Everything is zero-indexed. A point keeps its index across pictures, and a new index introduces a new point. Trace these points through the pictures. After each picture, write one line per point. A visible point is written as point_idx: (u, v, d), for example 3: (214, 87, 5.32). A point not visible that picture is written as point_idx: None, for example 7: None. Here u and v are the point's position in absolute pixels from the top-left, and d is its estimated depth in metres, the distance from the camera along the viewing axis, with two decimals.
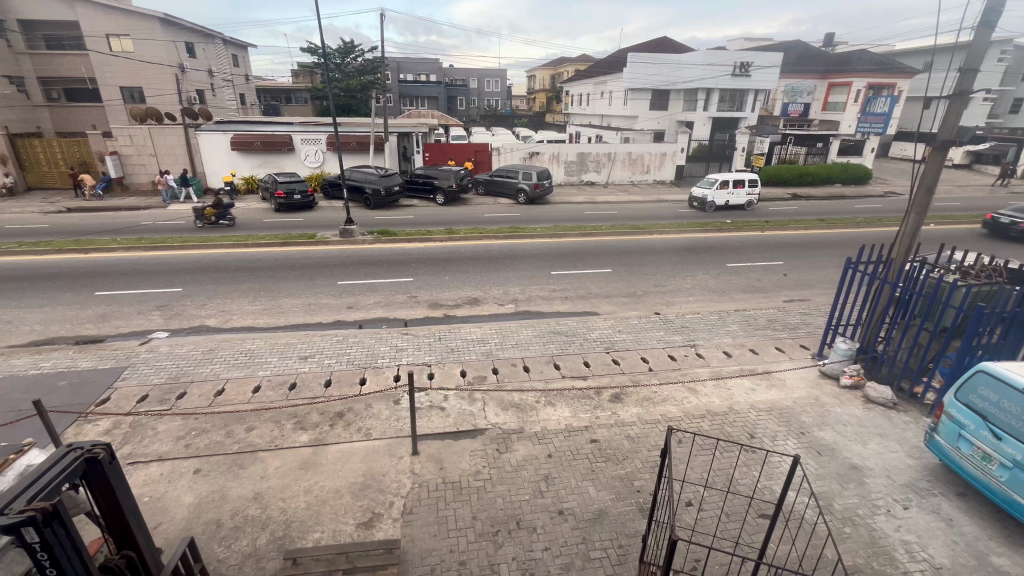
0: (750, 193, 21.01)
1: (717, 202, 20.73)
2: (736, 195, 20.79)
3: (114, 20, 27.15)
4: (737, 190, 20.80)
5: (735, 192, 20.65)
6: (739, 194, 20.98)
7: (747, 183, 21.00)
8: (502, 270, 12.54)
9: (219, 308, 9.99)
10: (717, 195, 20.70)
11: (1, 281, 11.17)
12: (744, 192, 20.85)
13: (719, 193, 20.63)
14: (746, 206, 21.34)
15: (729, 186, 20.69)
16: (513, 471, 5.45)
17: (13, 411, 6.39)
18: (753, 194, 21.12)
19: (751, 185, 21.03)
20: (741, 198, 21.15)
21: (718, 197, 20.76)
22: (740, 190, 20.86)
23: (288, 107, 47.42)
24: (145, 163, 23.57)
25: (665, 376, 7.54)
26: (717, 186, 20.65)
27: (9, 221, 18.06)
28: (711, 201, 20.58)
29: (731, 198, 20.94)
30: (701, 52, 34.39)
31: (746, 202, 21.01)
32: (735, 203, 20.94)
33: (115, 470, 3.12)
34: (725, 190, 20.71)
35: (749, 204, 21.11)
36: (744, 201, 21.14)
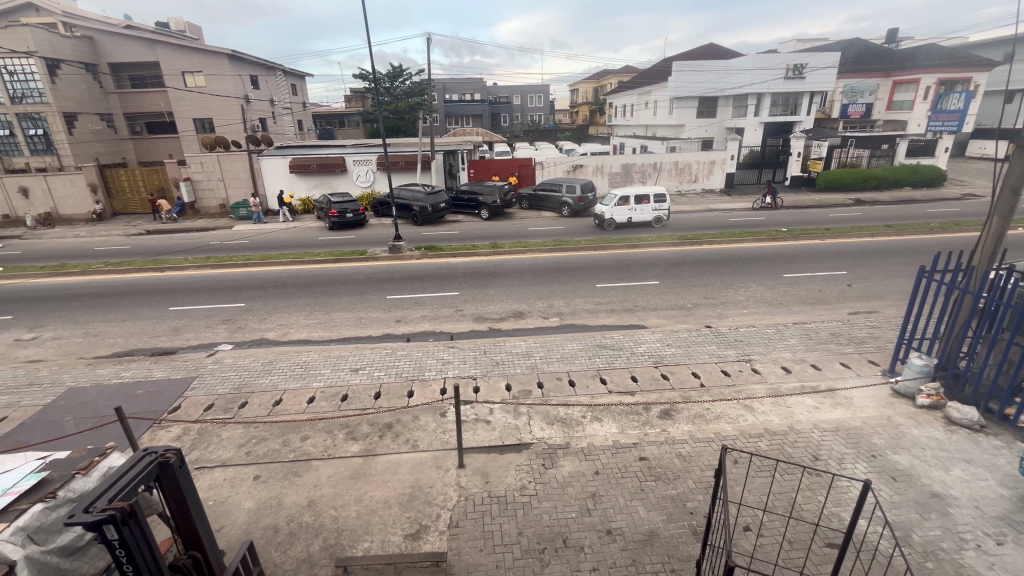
0: (655, 209, 19.11)
1: (618, 220, 19.00)
2: (638, 211, 18.93)
3: (189, 59, 29.88)
4: (639, 206, 18.94)
5: (638, 208, 18.79)
6: (644, 210, 19.13)
7: (653, 198, 19.15)
8: (547, 284, 12.52)
9: (277, 322, 10.55)
10: (616, 212, 18.89)
11: (90, 298, 12.35)
12: (649, 208, 18.99)
13: (620, 210, 18.89)
14: (654, 222, 19.38)
15: (630, 202, 18.87)
16: (559, 488, 5.36)
17: (97, 416, 6.99)
18: (660, 210, 19.23)
19: (658, 201, 19.19)
20: (647, 215, 19.29)
21: (618, 213, 19.00)
22: (644, 206, 19.00)
23: (341, 131, 50.00)
24: (214, 188, 25.45)
25: (718, 392, 7.22)
26: (616, 202, 18.88)
27: (97, 243, 19.99)
28: (609, 218, 18.80)
29: (634, 214, 19.10)
30: (750, 56, 33.42)
31: (653, 219, 19.13)
32: (639, 219, 19.11)
33: (184, 474, 3.32)
34: (625, 206, 18.89)
35: (657, 221, 19.28)
36: (651, 218, 19.29)
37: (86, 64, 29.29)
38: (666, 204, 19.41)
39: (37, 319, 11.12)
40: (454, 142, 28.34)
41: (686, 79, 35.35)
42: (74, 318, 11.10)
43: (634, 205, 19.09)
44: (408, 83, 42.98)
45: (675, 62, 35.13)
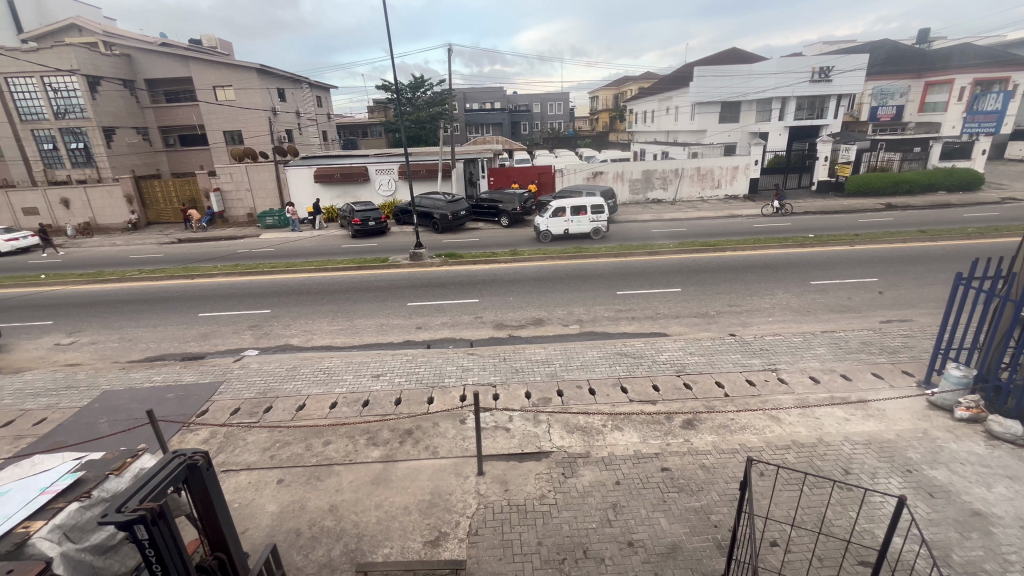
0: (593, 221, 18.35)
1: (553, 232, 18.42)
2: (575, 222, 18.27)
3: (220, 73, 30.98)
4: (576, 217, 18.26)
5: (573, 220, 18.10)
6: (581, 222, 18.41)
7: (590, 210, 18.33)
8: (568, 290, 12.48)
9: (302, 328, 10.76)
10: (553, 224, 18.36)
11: (124, 304, 12.84)
12: (585, 220, 18.23)
13: (554, 222, 18.28)
14: (594, 234, 18.64)
15: (567, 213, 18.19)
16: (580, 498, 5.29)
17: (130, 418, 7.24)
18: (599, 221, 18.43)
19: (596, 212, 18.37)
20: (585, 226, 18.55)
21: (555, 225, 18.42)
22: (581, 218, 18.30)
23: (364, 141, 51.05)
24: (242, 198, 26.24)
25: (743, 403, 7.04)
26: (551, 213, 18.27)
27: (133, 252, 20.79)
28: (544, 230, 18.34)
29: (570, 226, 18.42)
30: (774, 60, 32.90)
31: (589, 230, 18.35)
32: (575, 231, 18.41)
33: (211, 477, 3.40)
34: (561, 218, 18.28)
35: (595, 233, 18.50)
36: (589, 230, 18.54)
37: (124, 81, 30.64)
38: (604, 215, 18.53)
39: (76, 324, 11.60)
40: (475, 150, 28.61)
41: (708, 84, 35.02)
42: (109, 323, 11.54)
43: (570, 216, 18.38)
44: (429, 93, 43.65)
45: (696, 67, 34.86)
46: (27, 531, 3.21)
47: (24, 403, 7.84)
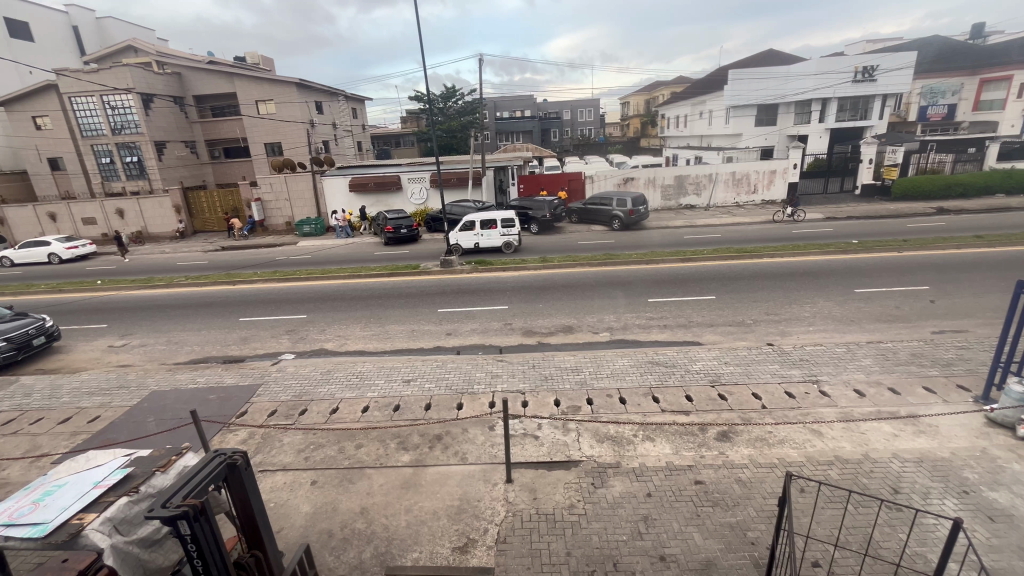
0: (503, 235, 18.15)
1: (463, 246, 18.28)
2: (484, 236, 18.12)
3: (262, 88, 32.40)
4: (486, 231, 18.09)
5: (481, 234, 17.90)
6: (491, 235, 18.22)
7: (500, 224, 18.11)
8: (598, 298, 12.36)
9: (336, 333, 11.04)
10: (463, 238, 18.23)
11: (172, 308, 13.51)
12: (493, 234, 18.02)
13: (464, 236, 18.11)
14: (506, 248, 18.44)
15: (476, 227, 18.03)
16: (610, 508, 5.19)
17: (175, 418, 7.58)
18: (510, 235, 18.23)
19: (505, 226, 18.15)
20: (496, 240, 18.34)
21: (466, 239, 18.28)
22: (491, 232, 18.12)
23: (397, 150, 52.26)
24: (281, 207, 27.27)
25: (782, 415, 6.77)
26: (462, 227, 18.06)
27: (180, 259, 21.87)
28: (454, 244, 18.20)
29: (481, 240, 18.29)
30: (813, 61, 31.87)
31: (499, 245, 18.10)
32: (485, 245, 18.25)
33: (249, 476, 3.51)
34: (471, 232, 18.12)
35: (506, 247, 18.30)
36: (500, 244, 18.35)
37: (175, 98, 32.44)
38: (517, 229, 18.34)
39: (128, 328, 12.27)
40: (505, 158, 28.81)
41: (743, 87, 34.23)
42: (157, 327, 12.16)
43: (480, 230, 18.18)
44: (460, 102, 44.31)
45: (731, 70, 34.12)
46: (81, 522, 3.37)
47: (80, 402, 8.32)
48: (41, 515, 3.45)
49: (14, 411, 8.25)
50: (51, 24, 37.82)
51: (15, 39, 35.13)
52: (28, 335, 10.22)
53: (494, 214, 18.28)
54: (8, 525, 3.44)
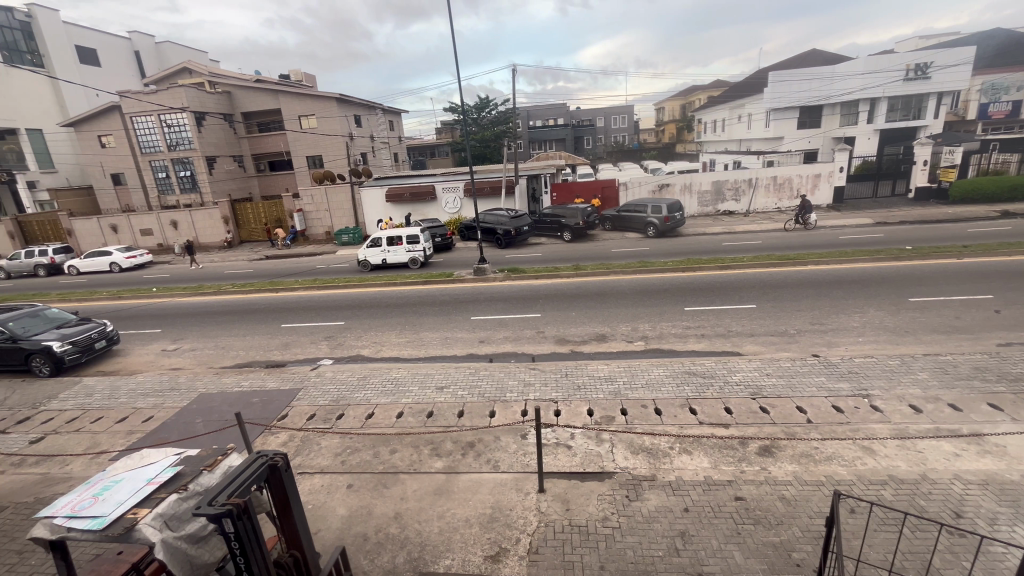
0: (408, 251, 18.69)
1: (372, 262, 19.03)
2: (391, 253, 18.77)
3: (305, 104, 33.82)
4: (392, 247, 18.72)
5: (387, 250, 18.59)
6: (398, 251, 18.83)
7: (406, 240, 18.66)
8: (633, 306, 12.15)
9: (373, 340, 11.28)
10: (372, 253, 18.98)
11: (220, 314, 14.20)
12: (399, 250, 18.61)
13: (371, 252, 18.88)
14: (413, 264, 18.92)
15: (383, 244, 18.71)
16: (645, 523, 5.05)
17: (221, 419, 7.94)
18: (415, 251, 18.70)
19: (411, 242, 18.65)
20: (403, 256, 18.93)
21: (374, 255, 19.03)
22: (397, 248, 18.70)
23: (432, 161, 53.33)
24: (322, 217, 28.29)
25: (828, 430, 6.43)
26: (369, 244, 18.88)
27: (227, 268, 22.98)
28: (362, 259, 19.01)
29: (388, 256, 18.93)
30: (860, 60, 30.60)
31: (405, 261, 18.59)
32: (393, 261, 18.86)
33: (290, 478, 3.62)
34: (378, 248, 18.84)
35: (411, 262, 18.76)
36: (406, 260, 18.84)
37: (225, 115, 34.26)
38: (422, 245, 18.74)
39: (180, 332, 12.97)
40: (538, 166, 28.89)
41: (784, 89, 33.19)
42: (206, 332, 12.78)
43: (388, 247, 18.88)
44: (494, 112, 44.88)
45: (771, 73, 33.17)
46: (134, 517, 3.56)
47: (136, 402, 8.84)
48: (99, 508, 3.66)
49: (77, 409, 8.84)
50: (116, 50, 40.82)
51: (84, 65, 38.18)
52: (91, 339, 10.94)
53: (404, 231, 18.90)
54: (71, 517, 3.66)
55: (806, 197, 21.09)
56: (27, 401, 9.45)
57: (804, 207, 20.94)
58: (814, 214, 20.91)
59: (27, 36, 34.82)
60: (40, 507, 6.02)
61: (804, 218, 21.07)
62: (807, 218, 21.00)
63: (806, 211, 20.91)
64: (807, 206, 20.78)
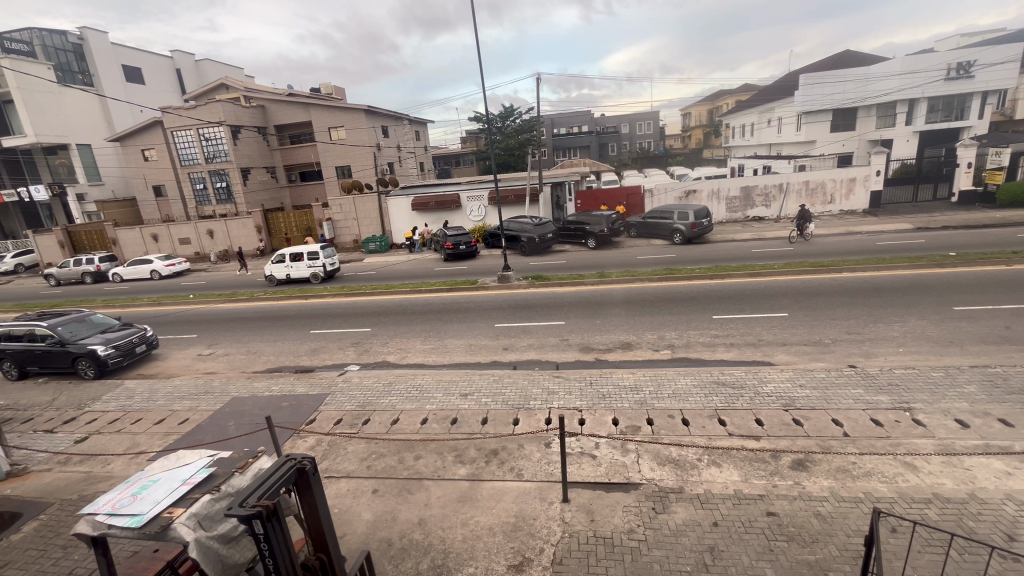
0: (308, 266, 19.56)
1: (277, 276, 20.00)
2: (293, 268, 19.70)
3: (334, 115, 34.80)
4: (294, 263, 19.66)
5: (290, 265, 19.55)
6: (300, 267, 19.77)
7: (306, 256, 19.61)
8: (659, 314, 11.95)
9: (398, 347, 11.42)
10: (276, 268, 19.94)
11: (251, 321, 14.66)
12: (300, 265, 19.56)
13: (275, 267, 19.87)
14: (313, 279, 19.75)
15: (286, 259, 19.66)
16: (672, 536, 4.93)
17: (252, 422, 8.16)
18: (315, 267, 19.57)
19: (311, 258, 19.55)
20: (305, 271, 19.79)
21: (279, 270, 19.98)
22: (298, 263, 19.64)
23: (457, 169, 53.99)
24: (350, 226, 28.95)
25: (867, 445, 6.16)
26: (276, 259, 19.90)
27: (259, 275, 23.72)
28: (267, 274, 19.99)
29: (291, 270, 19.83)
30: (896, 60, 29.66)
31: (305, 275, 19.49)
32: (295, 275, 19.79)
33: (317, 481, 3.67)
34: (282, 263, 19.81)
35: (312, 276, 19.64)
36: (307, 274, 19.72)
37: (259, 128, 35.53)
38: (323, 260, 19.66)
39: (214, 338, 13.43)
40: (562, 173, 28.88)
41: (816, 91, 32.34)
42: (239, 337, 13.20)
43: (291, 262, 19.82)
44: (518, 120, 45.20)
45: (802, 75, 32.59)
46: (170, 516, 3.68)
47: (173, 404, 9.19)
48: (138, 507, 3.79)
49: (119, 410, 9.24)
50: (160, 69, 42.94)
51: (130, 83, 40.33)
52: (132, 343, 11.44)
53: (307, 248, 19.91)
54: (111, 514, 3.80)
55: (802, 206, 19.88)
56: (74, 402, 9.93)
57: (802, 216, 19.64)
58: (813, 223, 19.64)
59: (79, 57, 37.12)
60: (84, 504, 6.29)
61: (803, 227, 19.68)
62: (805, 227, 19.68)
63: (806, 220, 19.54)
64: (805, 215, 19.41)
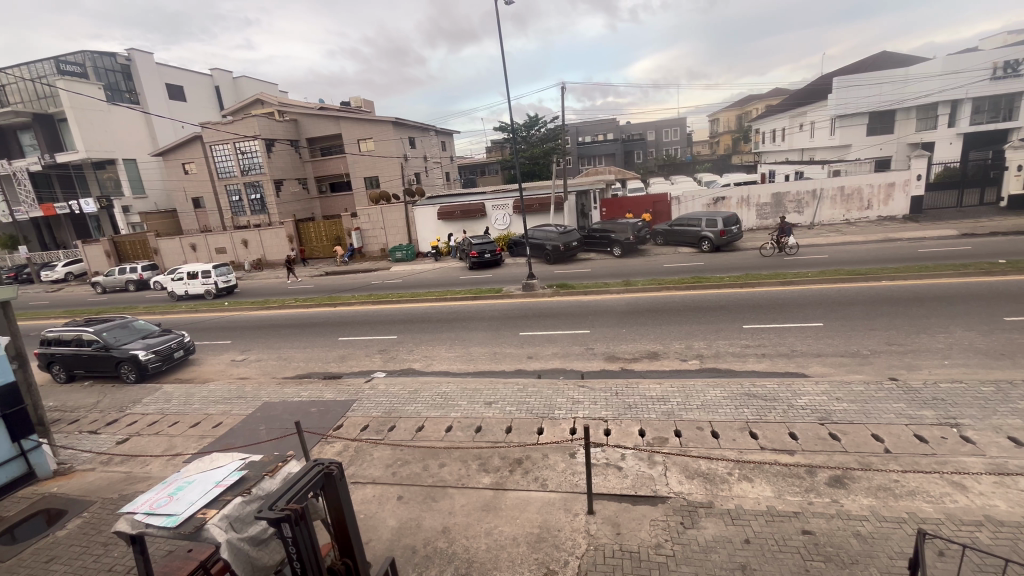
0: (202, 284, 21.92)
1: (177, 292, 22.53)
2: (189, 284, 22.17)
3: (363, 128, 35.76)
4: (190, 280, 22.15)
5: (186, 282, 22.03)
6: (195, 284, 22.21)
7: (200, 274, 22.07)
8: (687, 323, 11.72)
9: (424, 354, 11.53)
10: (177, 285, 22.46)
11: (282, 327, 15.08)
12: (195, 282, 22.04)
13: (176, 284, 22.40)
14: (207, 295, 22.00)
15: (183, 277, 22.14)
16: (701, 552, 4.77)
17: (282, 427, 8.36)
18: (207, 284, 21.89)
19: (204, 276, 21.91)
20: (199, 288, 22.16)
21: (179, 286, 22.47)
22: (193, 281, 22.09)
23: (483, 178, 54.60)
24: (378, 235, 29.53)
25: (910, 462, 5.85)
26: (175, 277, 22.44)
27: (289, 283, 24.43)
28: (169, 290, 22.52)
29: (189, 287, 22.33)
30: (938, 60, 28.80)
31: (198, 290, 21.87)
32: (190, 291, 22.22)
33: (343, 486, 3.70)
34: (181, 280, 22.31)
35: (205, 292, 21.89)
36: (201, 290, 22.10)
37: (292, 142, 36.74)
38: (214, 278, 21.89)
39: (247, 344, 13.86)
40: (587, 182, 28.78)
41: (851, 94, 31.74)
42: (271, 344, 13.57)
43: (189, 279, 22.37)
44: (543, 129, 45.40)
45: (835, 78, 31.85)
46: (204, 517, 3.78)
47: (207, 408, 9.51)
48: (173, 507, 3.91)
49: (157, 413, 9.60)
50: (200, 87, 44.97)
51: (173, 100, 42.40)
52: (171, 348, 11.91)
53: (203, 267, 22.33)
54: (149, 513, 3.94)
55: (783, 218, 19.11)
56: (116, 404, 10.39)
57: (781, 228, 18.88)
58: (791, 237, 18.90)
59: (126, 77, 39.31)
60: (123, 502, 6.54)
61: (782, 240, 18.91)
62: (784, 240, 18.92)
63: (784, 233, 18.77)
64: (785, 227, 18.67)
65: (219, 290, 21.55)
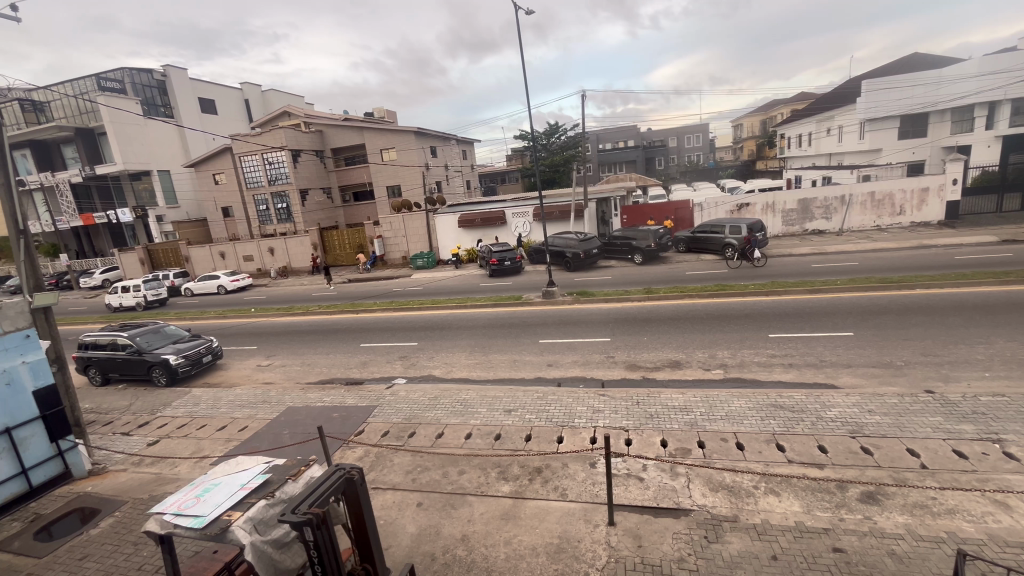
0: (134, 296, 23.99)
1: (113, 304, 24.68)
2: (123, 297, 24.31)
3: (386, 138, 36.48)
4: (123, 293, 24.30)
5: (119, 295, 24.20)
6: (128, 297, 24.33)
7: (132, 288, 24.22)
8: (711, 331, 11.49)
9: (444, 361, 11.58)
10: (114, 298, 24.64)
11: (306, 334, 15.38)
12: (127, 295, 24.23)
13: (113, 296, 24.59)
14: (138, 306, 24.04)
15: (119, 291, 24.29)
16: (726, 568, 4.63)
17: (304, 432, 8.49)
18: (139, 297, 23.95)
19: (135, 289, 24.00)
20: (131, 300, 24.28)
21: (117, 299, 24.64)
22: (126, 294, 24.25)
23: (503, 186, 54.96)
24: (400, 243, 29.94)
25: (948, 479, 5.59)
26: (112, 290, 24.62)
27: (313, 290, 24.94)
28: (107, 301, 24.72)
29: (123, 300, 24.49)
30: (972, 61, 27.95)
31: (129, 302, 24.01)
32: (124, 303, 24.39)
33: (364, 492, 3.72)
34: (116, 294, 24.50)
35: (135, 304, 23.96)
36: (132, 302, 24.20)
37: (317, 152, 37.65)
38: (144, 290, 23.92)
39: (273, 349, 14.16)
40: (608, 189, 28.60)
41: (881, 98, 31.06)
42: (296, 350, 13.85)
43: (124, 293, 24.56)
44: (564, 137, 45.43)
45: (864, 81, 31.51)
46: (229, 519, 3.85)
47: (234, 412, 9.73)
48: (200, 508, 4.00)
49: (187, 416, 9.87)
50: (230, 100, 46.58)
51: (205, 114, 44.03)
52: (199, 353, 12.26)
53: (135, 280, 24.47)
54: (178, 514, 4.04)
55: (748, 235, 19.73)
56: (148, 407, 10.73)
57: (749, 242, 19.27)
58: (758, 251, 19.24)
59: (161, 92, 41.06)
60: (153, 503, 6.73)
61: (749, 251, 19.18)
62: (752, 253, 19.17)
63: (753, 245, 19.08)
64: (753, 239, 19.05)
65: (147, 302, 23.62)
